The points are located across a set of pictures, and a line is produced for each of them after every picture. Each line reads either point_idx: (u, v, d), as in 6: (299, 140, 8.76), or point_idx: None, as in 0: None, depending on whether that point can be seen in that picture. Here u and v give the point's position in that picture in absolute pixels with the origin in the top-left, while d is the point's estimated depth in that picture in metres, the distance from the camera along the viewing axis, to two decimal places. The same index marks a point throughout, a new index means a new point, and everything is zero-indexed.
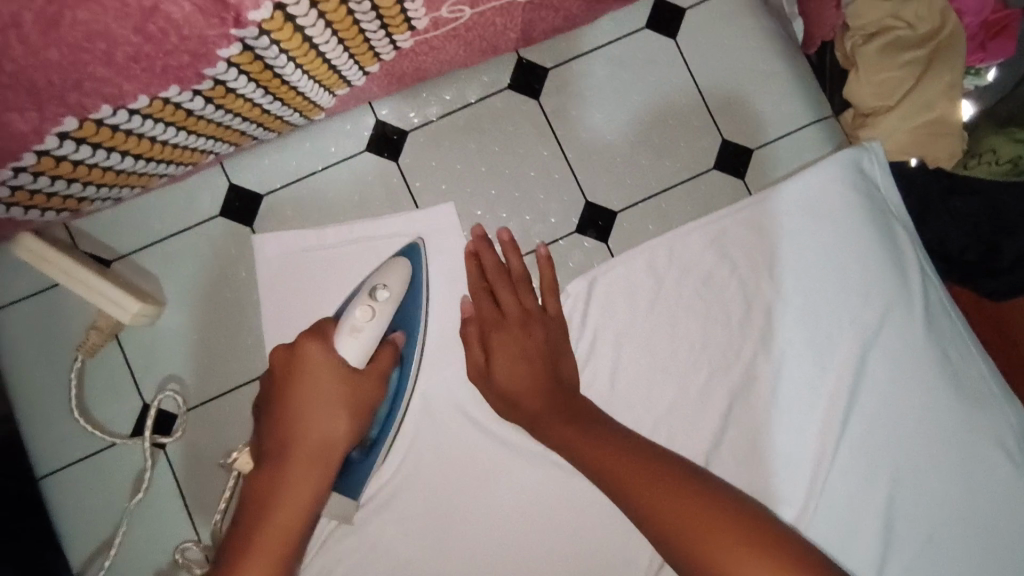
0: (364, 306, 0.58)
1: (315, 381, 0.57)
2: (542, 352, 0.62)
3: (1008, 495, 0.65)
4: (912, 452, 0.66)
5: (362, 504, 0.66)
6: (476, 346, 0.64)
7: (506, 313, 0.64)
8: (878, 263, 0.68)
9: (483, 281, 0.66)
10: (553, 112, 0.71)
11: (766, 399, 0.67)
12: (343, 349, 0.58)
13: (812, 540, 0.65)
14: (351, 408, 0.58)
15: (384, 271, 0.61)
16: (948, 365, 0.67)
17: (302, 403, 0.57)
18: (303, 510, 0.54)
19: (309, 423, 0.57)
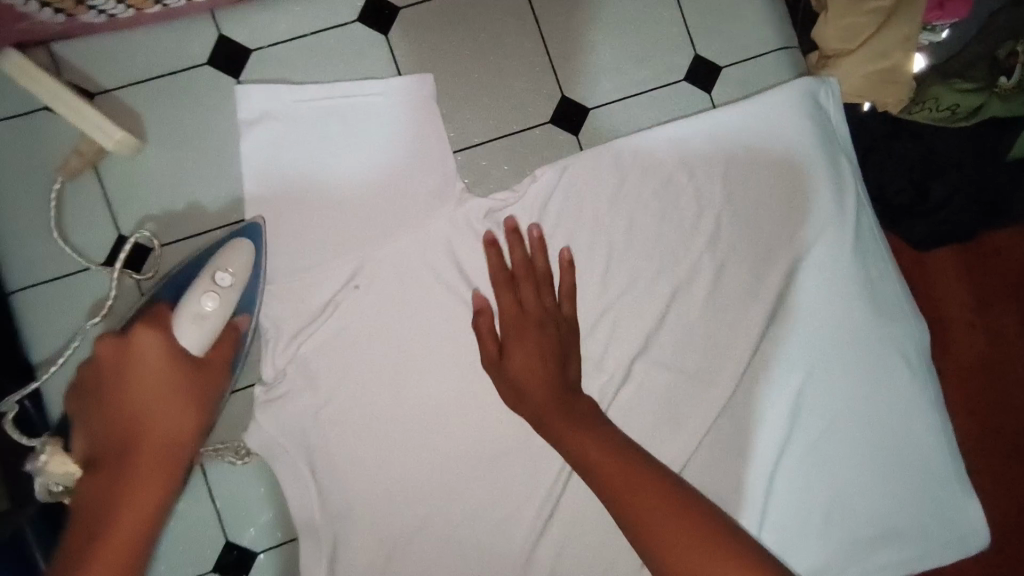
0: (209, 294, 0.62)
1: (142, 368, 0.59)
2: (556, 354, 0.68)
3: (902, 398, 0.75)
4: (826, 354, 0.74)
5: (327, 348, 0.71)
6: (490, 339, 0.69)
7: (528, 309, 0.69)
8: (820, 185, 0.74)
9: (506, 271, 0.70)
10: (540, 8, 0.74)
11: (705, 294, 0.74)
12: (180, 335, 0.61)
13: (729, 422, 0.74)
14: (192, 396, 0.60)
15: (222, 255, 0.64)
16: (867, 282, 0.75)
17: (144, 397, 0.58)
18: (177, 442, 0.58)
19: (140, 404, 0.58)
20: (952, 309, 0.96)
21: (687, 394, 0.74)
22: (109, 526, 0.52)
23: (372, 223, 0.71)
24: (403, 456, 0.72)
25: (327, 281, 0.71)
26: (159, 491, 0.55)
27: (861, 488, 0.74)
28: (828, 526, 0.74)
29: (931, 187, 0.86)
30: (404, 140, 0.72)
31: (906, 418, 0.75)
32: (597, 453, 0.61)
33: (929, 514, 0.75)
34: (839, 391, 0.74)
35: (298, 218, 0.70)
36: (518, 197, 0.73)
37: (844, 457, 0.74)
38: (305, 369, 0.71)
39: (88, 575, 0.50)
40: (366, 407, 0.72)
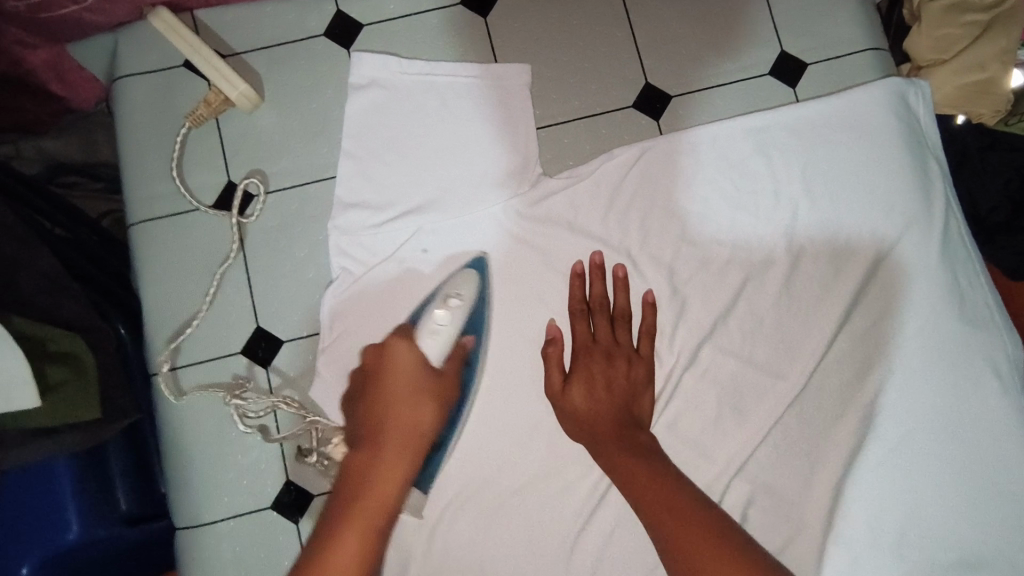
0: (442, 309, 0.69)
1: (401, 374, 0.67)
2: (625, 394, 0.69)
3: (991, 413, 0.69)
4: (909, 357, 0.70)
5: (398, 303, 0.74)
6: (556, 368, 0.71)
7: (599, 341, 0.71)
8: (906, 183, 0.73)
9: (582, 304, 0.72)
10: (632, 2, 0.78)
11: (777, 283, 0.73)
12: (424, 348, 0.68)
13: (797, 416, 0.71)
14: (430, 394, 0.67)
15: (454, 283, 0.71)
16: (955, 285, 0.71)
17: (399, 399, 0.65)
18: (394, 496, 0.62)
19: (399, 403, 0.65)
20: None
21: (754, 385, 0.72)
22: (359, 501, 0.60)
23: (455, 189, 0.75)
24: (461, 411, 0.73)
25: (401, 238, 0.75)
26: (404, 467, 0.64)
27: (947, 508, 0.68)
28: (903, 545, 0.67)
29: None
30: (493, 116, 0.76)
31: (995, 435, 0.69)
32: (657, 495, 0.62)
33: (1021, 546, 0.67)
34: (922, 394, 0.69)
35: (389, 175, 0.75)
36: (594, 174, 0.75)
37: (926, 471, 0.68)
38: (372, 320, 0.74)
39: (341, 535, 0.58)
40: None
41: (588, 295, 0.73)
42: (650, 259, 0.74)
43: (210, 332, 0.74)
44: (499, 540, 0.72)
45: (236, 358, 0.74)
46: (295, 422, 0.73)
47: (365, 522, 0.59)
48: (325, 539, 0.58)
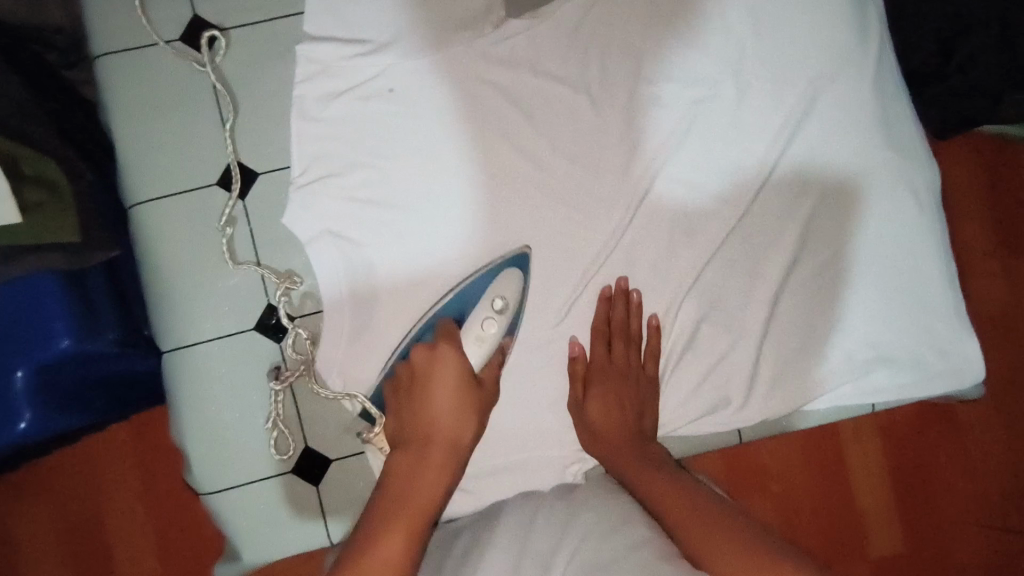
0: (488, 317, 0.73)
1: (438, 391, 0.70)
2: (633, 403, 0.76)
3: (909, 232, 0.78)
4: (838, 183, 0.78)
5: (363, 139, 0.77)
6: (579, 380, 0.77)
7: (615, 362, 0.77)
8: (845, 23, 0.78)
9: (605, 327, 0.77)
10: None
11: (725, 117, 0.78)
12: (467, 352, 0.73)
13: (740, 238, 0.78)
14: (462, 411, 0.71)
15: (495, 288, 0.74)
16: (883, 119, 0.78)
17: (430, 406, 0.70)
18: (433, 502, 0.65)
19: (440, 423, 0.70)
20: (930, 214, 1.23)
21: (701, 210, 0.78)
22: (408, 495, 0.65)
23: (418, 24, 0.77)
24: (428, 240, 0.77)
25: (368, 77, 0.77)
26: (447, 475, 0.68)
27: (864, 315, 0.77)
28: (825, 345, 0.77)
29: (957, 45, 0.88)
30: None
31: (913, 251, 0.78)
32: (632, 468, 0.72)
33: (925, 345, 0.78)
34: (853, 216, 0.77)
35: (355, 10, 0.76)
36: (553, 17, 0.79)
37: (849, 285, 0.77)
38: (330, 150, 0.77)
39: (387, 536, 0.60)
40: (394, 198, 0.77)
41: (609, 318, 0.78)
42: (609, 98, 0.79)
43: (182, 162, 0.76)
44: None
45: (212, 191, 0.76)
46: (274, 249, 0.77)
47: (405, 530, 0.61)
48: (358, 547, 0.59)
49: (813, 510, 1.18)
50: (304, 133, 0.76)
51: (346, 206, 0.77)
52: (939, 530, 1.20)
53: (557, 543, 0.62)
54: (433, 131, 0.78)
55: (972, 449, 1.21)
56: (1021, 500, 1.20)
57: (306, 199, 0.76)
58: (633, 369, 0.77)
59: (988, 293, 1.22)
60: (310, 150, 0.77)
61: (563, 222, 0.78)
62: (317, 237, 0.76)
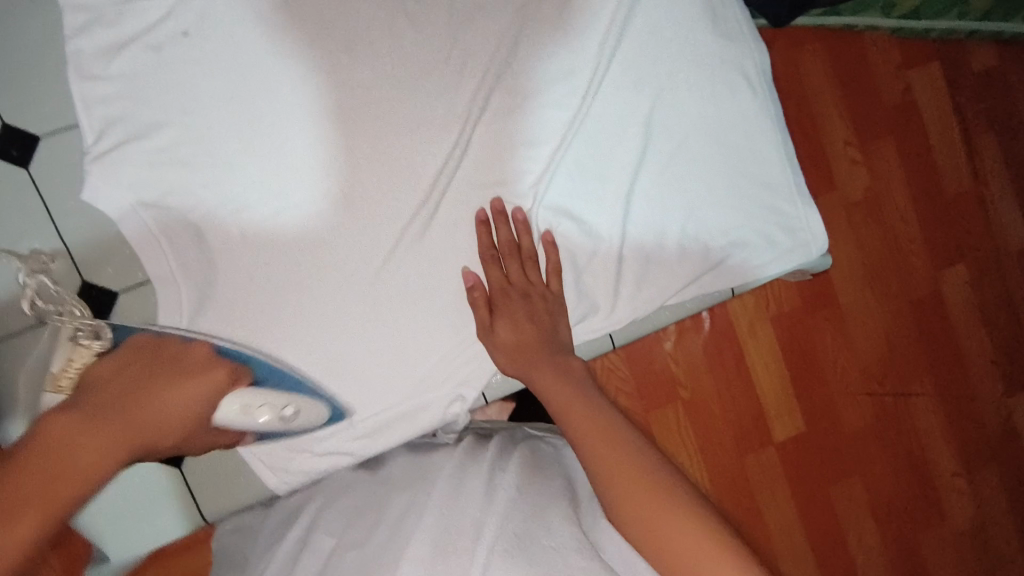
0: (267, 414, 0.66)
1: (194, 385, 0.62)
2: (538, 325, 0.73)
3: (745, 117, 0.79)
4: (672, 75, 0.77)
5: (160, 91, 0.68)
6: (483, 306, 0.73)
7: (515, 285, 0.74)
8: None
9: (493, 250, 0.73)
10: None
11: (552, 19, 0.75)
12: (218, 412, 0.64)
13: (584, 143, 0.76)
14: (185, 417, 0.61)
15: (302, 403, 0.69)
16: (709, 5, 0.78)
17: (168, 383, 0.61)
18: (167, 430, 0.60)
19: (149, 403, 0.59)
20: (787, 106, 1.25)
21: (539, 117, 0.75)
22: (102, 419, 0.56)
23: None
24: (259, 194, 0.71)
25: (151, 20, 0.68)
26: (183, 415, 0.61)
27: (715, 205, 0.78)
28: (683, 238, 0.78)
29: None
30: None
31: (751, 136, 0.79)
32: (579, 409, 0.68)
33: (772, 223, 0.80)
34: (690, 108, 0.77)
35: None
36: None
37: (697, 177, 0.78)
38: (122, 109, 0.68)
39: (98, 436, 0.54)
40: (210, 153, 0.69)
41: (496, 241, 0.74)
42: (429, 9, 0.73)
43: None
44: (322, 306, 0.72)
45: None
46: (79, 220, 0.70)
47: (122, 441, 0.56)
48: (69, 435, 0.52)
49: (716, 402, 1.23)
50: (89, 96, 0.68)
51: (154, 169, 0.69)
52: (831, 399, 1.29)
53: (487, 507, 0.64)
54: (243, 75, 0.70)
55: (854, 322, 1.29)
56: (892, 364, 1.31)
57: (109, 169, 0.68)
58: (534, 295, 0.74)
59: (850, 176, 1.28)
60: (102, 112, 0.68)
61: (400, 148, 0.73)
62: (131, 212, 0.69)
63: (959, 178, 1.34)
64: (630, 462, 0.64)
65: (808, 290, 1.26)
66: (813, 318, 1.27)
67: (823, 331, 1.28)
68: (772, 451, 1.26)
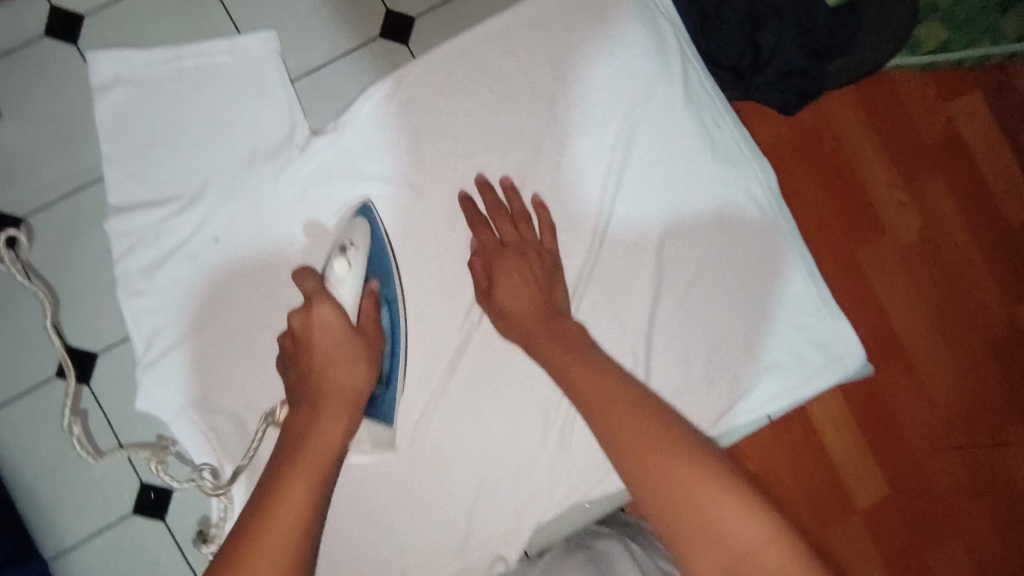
0: (341, 260, 0.68)
1: (331, 371, 0.64)
2: (545, 274, 0.71)
3: (757, 239, 0.78)
4: (677, 209, 0.78)
5: (200, 295, 0.74)
6: (481, 276, 0.73)
7: (510, 244, 0.73)
8: (647, 51, 0.78)
9: (481, 220, 0.75)
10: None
11: (553, 173, 0.78)
12: (335, 292, 0.68)
13: (598, 284, 0.77)
14: (346, 407, 0.63)
15: (347, 232, 0.71)
16: (706, 134, 0.79)
17: (318, 428, 0.60)
18: (333, 447, 0.59)
19: (317, 437, 0.59)
20: (806, 154, 1.05)
21: None
22: (288, 468, 0.56)
23: (227, 169, 0.75)
24: None
25: (187, 233, 0.74)
26: (331, 445, 0.59)
27: (737, 330, 0.78)
28: (708, 367, 0.77)
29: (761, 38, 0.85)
30: (238, 90, 0.75)
31: (767, 257, 0.78)
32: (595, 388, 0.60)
33: (800, 340, 0.78)
34: (702, 237, 0.78)
35: (158, 171, 0.74)
36: (348, 119, 0.77)
37: (715, 305, 0.78)
38: (166, 317, 0.73)
39: (289, 484, 0.54)
40: (248, 343, 0.73)
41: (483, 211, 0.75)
42: (433, 178, 0.77)
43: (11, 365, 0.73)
44: (363, 476, 0.75)
45: (53, 384, 0.74)
46: (133, 424, 0.76)
47: (311, 475, 0.56)
48: (266, 492, 0.54)
49: (788, 471, 1.03)
50: (137, 310, 0.73)
51: (200, 366, 0.73)
52: (914, 455, 1.05)
53: None
54: (273, 266, 0.74)
55: (929, 373, 1.07)
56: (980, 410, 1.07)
57: (158, 373, 0.73)
58: (530, 254, 0.72)
59: (900, 222, 1.07)
60: (148, 324, 0.73)
61: (422, 315, 0.76)
62: (179, 412, 0.73)
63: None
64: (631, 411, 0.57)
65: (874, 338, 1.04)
66: (881, 374, 1.04)
67: (890, 388, 1.06)
68: (857, 522, 1.03)
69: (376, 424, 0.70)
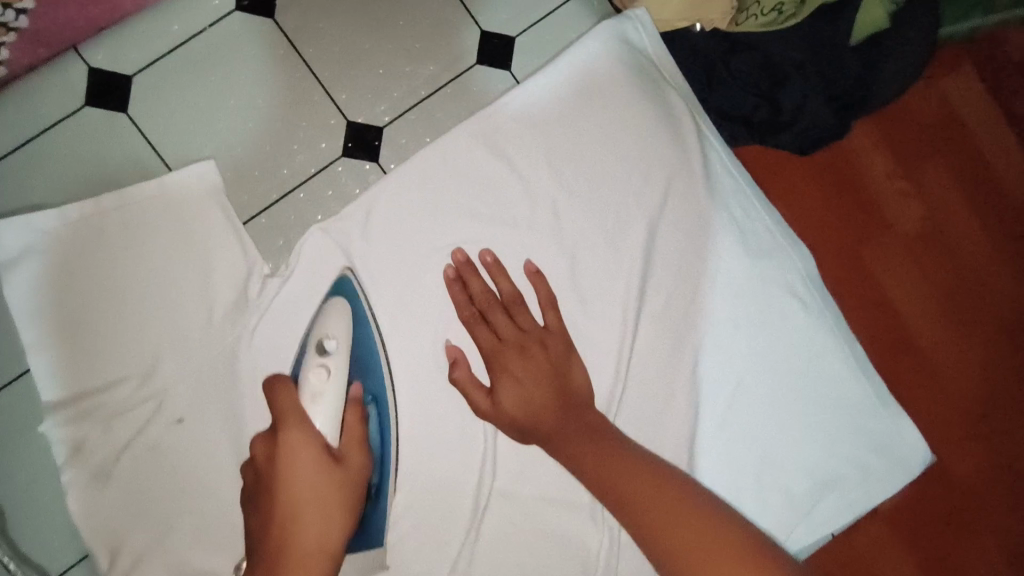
0: (317, 367, 0.55)
1: (301, 466, 0.52)
2: (556, 374, 0.61)
3: (802, 337, 0.69)
4: (710, 315, 0.68)
5: (166, 495, 0.59)
6: (475, 386, 0.62)
7: (507, 338, 0.62)
8: (657, 134, 0.68)
9: (470, 309, 0.63)
10: (292, 28, 0.65)
11: (564, 291, 0.66)
12: (316, 422, 0.54)
13: (631, 417, 0.66)
14: (343, 510, 0.52)
15: (322, 325, 0.59)
16: (732, 222, 0.69)
17: (306, 519, 0.50)
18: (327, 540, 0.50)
19: (303, 543, 0.49)
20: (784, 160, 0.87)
21: None
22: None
23: (181, 334, 0.60)
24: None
25: (142, 420, 0.59)
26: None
27: (792, 444, 0.68)
28: (763, 491, 0.67)
29: (781, 94, 0.74)
30: (184, 235, 0.61)
31: (815, 356, 0.69)
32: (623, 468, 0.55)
33: (860, 444, 0.69)
34: (744, 341, 0.68)
35: (96, 351, 0.59)
36: (314, 241, 0.63)
37: (765, 419, 0.68)
38: (127, 529, 0.58)
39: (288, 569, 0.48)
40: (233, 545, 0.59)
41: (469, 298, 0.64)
42: (425, 321, 0.65)
43: None
44: None
45: None
46: None
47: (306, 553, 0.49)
48: None
49: None
50: (91, 525, 0.58)
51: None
52: (953, 477, 0.81)
53: None
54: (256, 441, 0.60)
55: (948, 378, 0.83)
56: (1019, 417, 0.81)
57: None
58: (534, 346, 0.61)
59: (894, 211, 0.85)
60: (107, 542, 0.58)
61: (431, 476, 0.64)
62: None
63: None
64: (680, 511, 0.51)
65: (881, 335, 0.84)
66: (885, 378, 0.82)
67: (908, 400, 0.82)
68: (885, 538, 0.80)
69: (367, 551, 0.61)
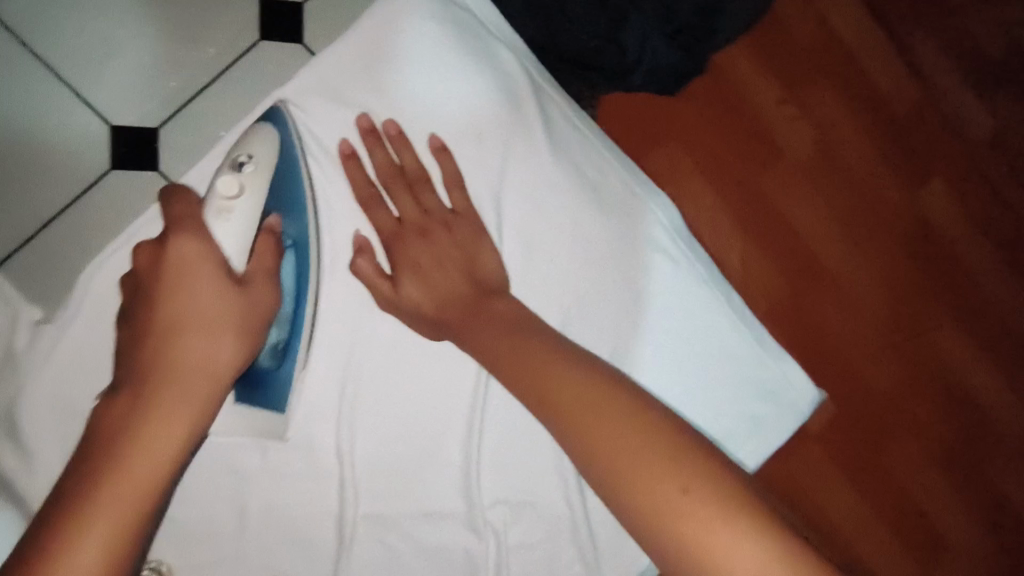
0: (228, 179, 0.50)
1: (191, 296, 0.45)
2: (460, 255, 0.56)
3: (673, 295, 0.64)
4: (571, 288, 0.61)
5: None
6: (373, 274, 0.56)
7: (409, 224, 0.57)
8: (485, 96, 0.60)
9: (371, 186, 0.57)
10: (44, 50, 0.61)
11: None
12: (217, 234, 0.49)
13: (497, 411, 0.60)
14: (238, 331, 0.46)
15: (245, 142, 0.53)
16: (585, 183, 0.62)
17: (186, 339, 0.44)
18: (166, 465, 0.41)
19: (157, 438, 0.41)
20: (681, 112, 0.97)
21: (433, 407, 0.59)
22: (122, 460, 0.40)
23: None
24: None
25: None
26: (178, 435, 0.42)
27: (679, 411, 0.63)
28: None
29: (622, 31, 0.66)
30: None
31: (692, 312, 0.64)
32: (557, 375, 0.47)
33: (749, 398, 0.65)
34: (611, 305, 0.62)
35: None
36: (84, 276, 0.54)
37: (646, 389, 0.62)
38: None
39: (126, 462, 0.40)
40: None
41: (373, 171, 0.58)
42: None
43: None
44: None
45: None
46: None
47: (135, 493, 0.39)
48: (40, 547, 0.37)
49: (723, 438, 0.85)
50: None
51: None
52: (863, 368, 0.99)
53: None
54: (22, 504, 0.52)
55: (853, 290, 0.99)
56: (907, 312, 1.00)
57: None
58: (437, 230, 0.56)
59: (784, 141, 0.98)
60: None
61: (281, 516, 0.57)
62: None
63: (910, 92, 1.02)
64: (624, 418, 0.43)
65: (793, 267, 0.98)
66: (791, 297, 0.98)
67: (812, 310, 0.98)
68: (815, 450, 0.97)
69: (267, 414, 0.56)
